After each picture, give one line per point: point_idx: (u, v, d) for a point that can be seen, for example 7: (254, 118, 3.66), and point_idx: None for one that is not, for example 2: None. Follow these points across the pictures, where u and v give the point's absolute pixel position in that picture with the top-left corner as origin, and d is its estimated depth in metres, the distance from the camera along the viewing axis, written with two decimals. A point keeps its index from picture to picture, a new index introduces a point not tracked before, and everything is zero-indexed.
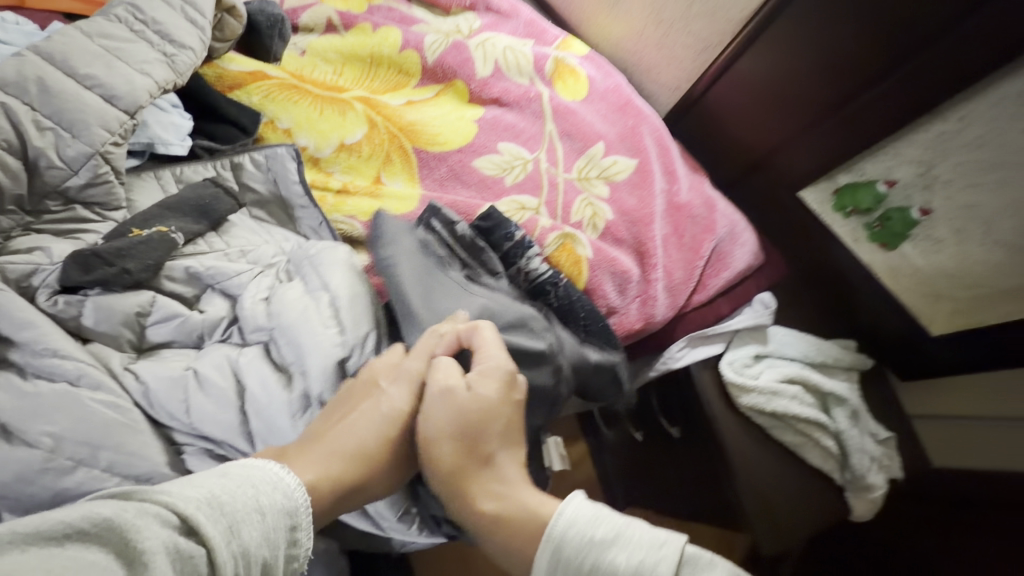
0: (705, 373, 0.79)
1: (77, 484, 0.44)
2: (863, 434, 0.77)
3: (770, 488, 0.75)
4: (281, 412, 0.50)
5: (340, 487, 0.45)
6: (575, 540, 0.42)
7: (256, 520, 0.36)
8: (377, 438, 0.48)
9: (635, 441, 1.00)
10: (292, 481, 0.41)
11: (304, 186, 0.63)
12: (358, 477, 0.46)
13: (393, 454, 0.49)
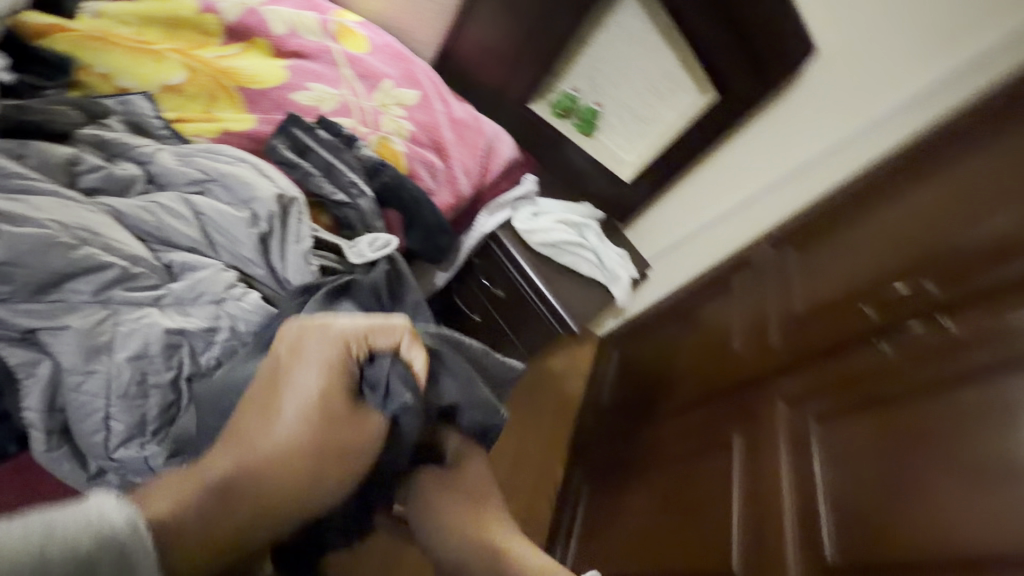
0: (505, 231, 1.12)
1: (84, 257, 0.50)
2: (606, 246, 1.19)
3: (564, 288, 1.13)
4: (238, 224, 0.60)
5: (205, 516, 0.43)
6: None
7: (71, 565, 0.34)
8: (279, 460, 0.48)
9: (476, 320, 1.30)
10: (116, 516, 0.37)
11: (162, 119, 0.74)
12: (240, 499, 0.45)
13: (289, 467, 0.48)
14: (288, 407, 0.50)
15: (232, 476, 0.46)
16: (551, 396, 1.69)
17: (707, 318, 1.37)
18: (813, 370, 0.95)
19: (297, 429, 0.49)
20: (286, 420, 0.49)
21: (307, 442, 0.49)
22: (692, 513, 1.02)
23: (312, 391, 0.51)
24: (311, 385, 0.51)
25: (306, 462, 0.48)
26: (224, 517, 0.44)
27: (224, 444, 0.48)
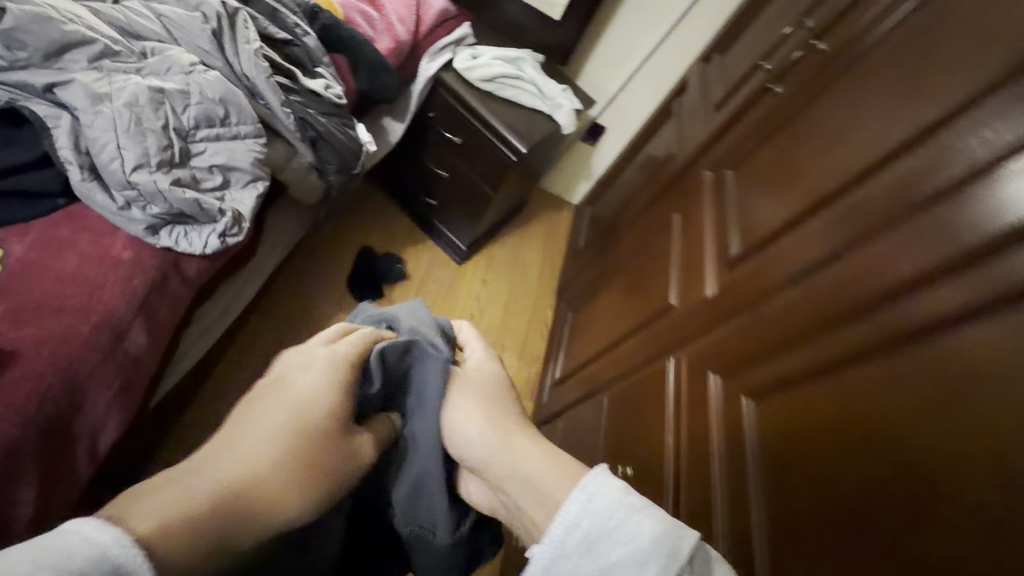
0: (448, 75, 1.27)
1: (74, 30, 0.62)
2: (544, 78, 1.34)
3: (511, 118, 1.27)
4: (193, 21, 0.74)
5: (197, 520, 0.37)
6: (593, 517, 0.45)
7: None
8: (271, 460, 0.44)
9: (445, 174, 1.46)
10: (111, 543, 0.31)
11: None
12: (237, 503, 0.40)
13: (296, 462, 0.45)
14: (277, 409, 0.47)
15: (228, 479, 0.41)
16: (534, 257, 1.84)
17: (656, 144, 1.50)
18: (725, 135, 1.09)
19: (280, 429, 0.46)
20: (279, 424, 0.46)
21: (293, 434, 0.46)
22: (642, 284, 1.19)
23: (309, 392, 0.49)
24: (309, 390, 0.50)
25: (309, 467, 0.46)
26: (230, 522, 0.39)
27: (218, 452, 0.43)
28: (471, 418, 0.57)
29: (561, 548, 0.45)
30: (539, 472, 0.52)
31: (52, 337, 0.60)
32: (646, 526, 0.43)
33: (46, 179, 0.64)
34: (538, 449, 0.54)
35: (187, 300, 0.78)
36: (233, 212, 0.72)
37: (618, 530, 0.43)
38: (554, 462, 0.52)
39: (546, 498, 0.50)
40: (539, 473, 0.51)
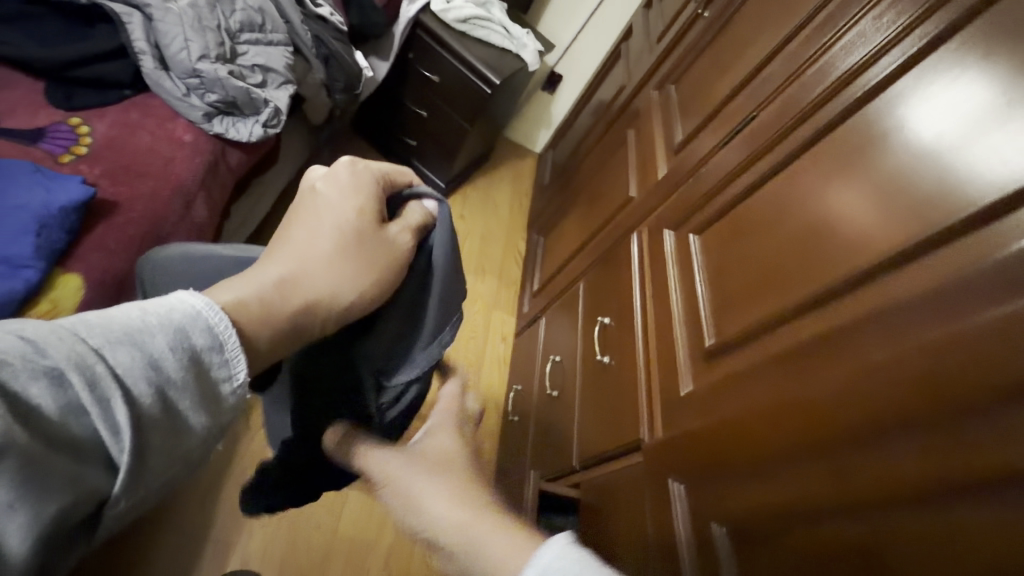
0: (426, 17, 1.44)
1: None
2: (509, 22, 1.55)
3: (484, 55, 1.47)
4: None
5: (262, 304, 0.38)
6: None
7: (180, 354, 0.30)
8: (324, 264, 0.44)
9: (424, 113, 1.61)
10: (201, 309, 0.32)
11: None
12: (299, 294, 0.41)
13: (349, 261, 0.46)
14: (322, 219, 0.47)
15: (284, 279, 0.41)
16: (504, 198, 2.02)
17: (606, 88, 1.71)
18: (665, 62, 1.31)
19: (331, 236, 0.46)
20: (327, 230, 0.46)
21: (342, 241, 0.47)
22: (606, 191, 1.40)
23: (343, 213, 0.48)
24: (344, 205, 0.49)
25: (360, 267, 0.47)
26: (300, 306, 0.41)
27: (272, 253, 0.43)
28: (423, 467, 0.46)
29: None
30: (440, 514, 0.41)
31: (138, 195, 0.72)
32: None
33: (118, 71, 0.77)
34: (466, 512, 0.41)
35: (230, 189, 0.90)
36: (272, 107, 0.87)
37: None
38: (460, 516, 0.41)
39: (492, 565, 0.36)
40: (442, 491, 0.43)
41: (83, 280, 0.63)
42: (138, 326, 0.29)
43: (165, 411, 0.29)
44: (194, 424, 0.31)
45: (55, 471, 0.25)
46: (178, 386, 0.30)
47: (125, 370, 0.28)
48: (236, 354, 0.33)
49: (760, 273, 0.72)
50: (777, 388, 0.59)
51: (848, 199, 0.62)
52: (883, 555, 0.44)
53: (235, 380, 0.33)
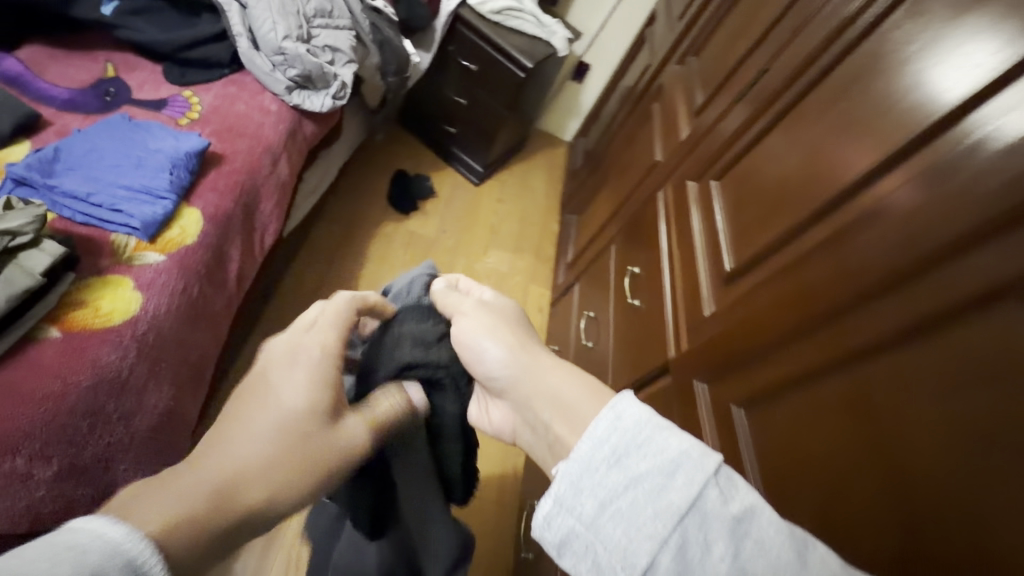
0: (465, 10, 1.60)
1: None
2: (539, 12, 1.70)
3: (517, 42, 1.62)
4: None
5: (221, 514, 0.36)
6: (622, 434, 0.43)
7: None
8: (264, 466, 0.40)
9: (463, 101, 1.76)
10: (129, 550, 0.30)
11: None
12: (248, 504, 0.38)
13: (300, 460, 0.41)
14: (269, 410, 0.42)
15: (227, 486, 0.38)
16: (538, 183, 2.13)
17: (631, 74, 1.80)
18: (686, 38, 1.39)
19: (278, 430, 0.41)
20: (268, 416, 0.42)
21: (292, 433, 0.42)
22: (633, 161, 1.50)
23: (294, 406, 0.43)
24: (301, 386, 0.44)
25: (313, 464, 0.42)
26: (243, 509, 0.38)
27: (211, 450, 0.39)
28: (491, 333, 0.59)
29: (591, 465, 0.43)
30: (567, 386, 0.54)
31: (239, 151, 0.87)
32: (670, 440, 0.42)
33: (221, 53, 0.92)
34: (568, 376, 0.55)
35: (304, 156, 1.05)
36: (340, 81, 1.02)
37: (647, 445, 0.42)
38: (582, 388, 0.53)
39: (571, 413, 0.51)
40: (567, 393, 0.53)
41: (202, 214, 0.78)
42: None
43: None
44: None
45: None
46: None
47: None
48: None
49: (776, 190, 0.81)
50: (796, 281, 0.67)
51: (848, 118, 0.70)
52: (893, 409, 0.50)
53: None
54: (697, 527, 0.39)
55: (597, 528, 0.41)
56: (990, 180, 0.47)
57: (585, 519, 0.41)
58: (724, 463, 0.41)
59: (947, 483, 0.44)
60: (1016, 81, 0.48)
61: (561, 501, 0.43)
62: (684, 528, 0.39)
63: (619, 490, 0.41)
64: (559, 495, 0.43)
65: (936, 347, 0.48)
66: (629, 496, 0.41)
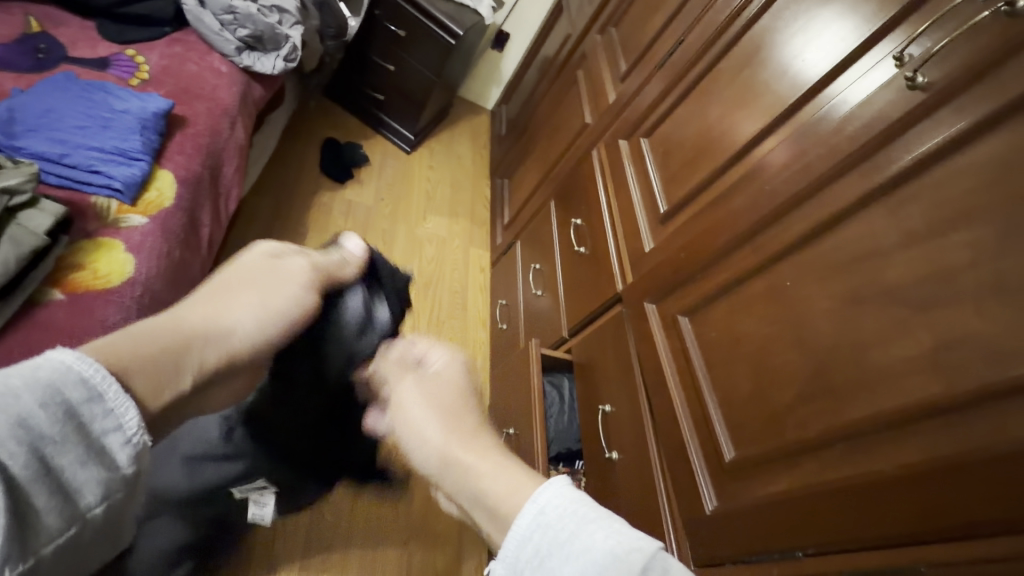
0: None
1: None
2: None
3: (443, 9, 1.65)
4: None
5: (156, 343, 0.43)
6: (545, 530, 0.43)
7: (48, 399, 0.33)
8: (200, 315, 0.49)
9: (391, 68, 1.78)
10: (67, 366, 0.35)
11: None
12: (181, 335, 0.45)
13: (225, 304, 0.52)
14: (225, 275, 0.57)
15: (169, 325, 0.46)
16: (466, 149, 2.19)
17: (550, 43, 1.90)
18: (603, 11, 1.53)
19: (216, 289, 0.54)
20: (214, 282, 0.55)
21: (225, 291, 0.54)
22: (561, 125, 1.63)
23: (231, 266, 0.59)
24: (240, 264, 0.59)
25: (249, 305, 0.53)
26: (186, 350, 0.45)
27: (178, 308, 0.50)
28: (433, 410, 0.57)
29: (518, 567, 0.42)
30: (489, 475, 0.49)
31: (197, 112, 0.86)
32: (599, 536, 0.41)
33: (164, 9, 0.93)
34: (481, 458, 0.51)
35: (254, 120, 1.04)
36: (291, 43, 1.06)
37: (569, 543, 0.41)
38: (491, 472, 0.50)
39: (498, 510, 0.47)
40: (492, 494, 0.48)
41: (174, 176, 0.77)
42: (5, 389, 0.33)
43: (41, 470, 0.33)
44: (88, 476, 0.35)
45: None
46: (58, 444, 0.33)
47: (1, 434, 0.31)
48: (117, 401, 0.37)
49: (697, 141, 0.98)
50: (719, 213, 0.84)
51: (752, 82, 0.88)
52: (796, 296, 0.67)
53: (123, 429, 0.37)
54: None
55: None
56: (855, 123, 0.65)
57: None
58: (661, 547, 0.40)
59: (864, 418, 0.55)
60: (860, 56, 0.68)
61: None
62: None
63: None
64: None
65: (825, 245, 0.65)
66: None
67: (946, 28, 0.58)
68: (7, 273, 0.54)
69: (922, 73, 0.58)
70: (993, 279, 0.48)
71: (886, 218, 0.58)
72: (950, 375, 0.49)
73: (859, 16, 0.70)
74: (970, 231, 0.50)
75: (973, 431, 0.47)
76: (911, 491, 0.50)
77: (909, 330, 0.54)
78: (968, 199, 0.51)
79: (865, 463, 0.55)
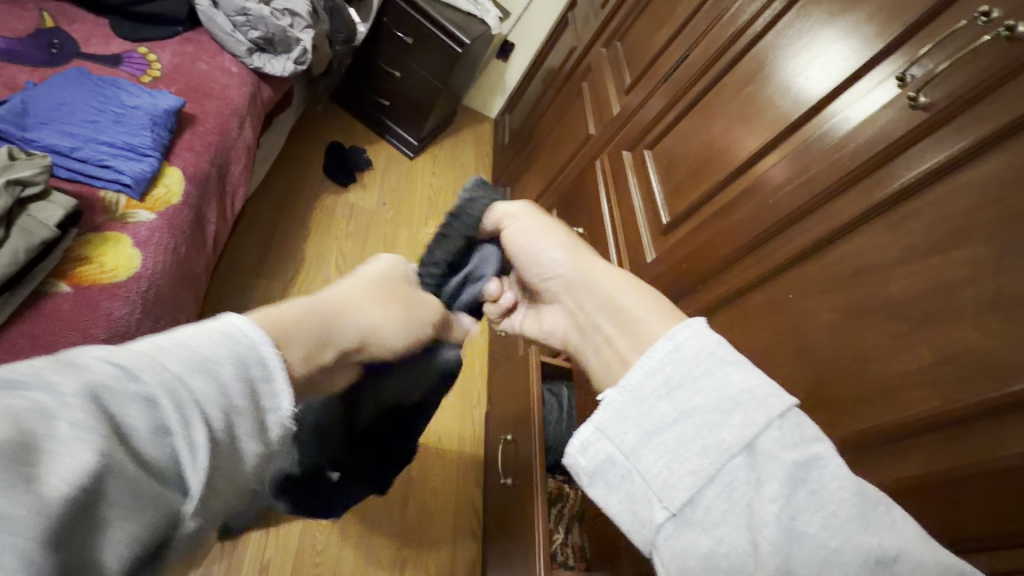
0: None
1: None
2: None
3: (449, 18, 1.67)
4: None
5: (297, 328, 0.37)
6: (680, 365, 0.41)
7: (235, 368, 0.30)
8: (344, 311, 0.45)
9: (397, 75, 1.80)
10: (251, 336, 0.32)
11: None
12: (316, 328, 0.39)
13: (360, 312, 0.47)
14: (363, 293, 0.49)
15: (319, 314, 0.41)
16: (469, 157, 2.20)
17: (555, 55, 1.93)
18: (608, 26, 1.56)
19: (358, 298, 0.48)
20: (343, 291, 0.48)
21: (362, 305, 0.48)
22: (564, 136, 1.65)
23: (369, 288, 0.51)
24: (375, 289, 0.51)
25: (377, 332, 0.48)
26: (333, 339, 0.41)
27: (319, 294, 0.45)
28: (540, 237, 0.59)
29: (642, 397, 0.40)
30: (652, 320, 0.47)
31: (207, 111, 0.86)
32: (737, 375, 0.39)
33: (178, 10, 0.94)
34: (655, 312, 0.48)
35: (262, 121, 1.05)
36: (302, 46, 1.07)
37: (704, 381, 0.40)
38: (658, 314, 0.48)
39: (640, 328, 0.47)
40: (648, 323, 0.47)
41: (183, 173, 0.77)
42: (212, 354, 0.30)
43: (231, 440, 0.29)
44: (252, 455, 0.30)
45: (152, 504, 0.24)
46: (245, 415, 0.30)
47: (206, 397, 0.28)
48: (285, 386, 0.33)
49: (701, 153, 0.99)
50: (721, 224, 0.86)
51: (756, 98, 0.89)
52: (796, 308, 0.68)
53: (282, 411, 0.32)
54: (749, 468, 0.35)
55: (638, 457, 0.39)
56: (856, 140, 0.66)
57: (627, 446, 0.40)
58: (794, 406, 0.38)
59: (861, 430, 0.56)
60: (861, 77, 0.70)
61: (624, 410, 0.40)
62: (734, 465, 0.36)
63: (667, 424, 0.39)
64: (602, 420, 0.41)
65: (827, 259, 0.66)
66: (677, 429, 0.38)
67: (947, 51, 0.59)
68: (16, 264, 0.54)
69: (924, 93, 0.60)
70: (992, 294, 0.49)
71: (887, 234, 0.59)
72: (949, 389, 0.50)
73: (860, 36, 0.71)
74: (969, 246, 0.51)
75: (971, 444, 0.47)
76: (913, 504, 0.51)
77: (906, 343, 0.54)
78: (968, 217, 0.52)
79: (865, 476, 0.55)
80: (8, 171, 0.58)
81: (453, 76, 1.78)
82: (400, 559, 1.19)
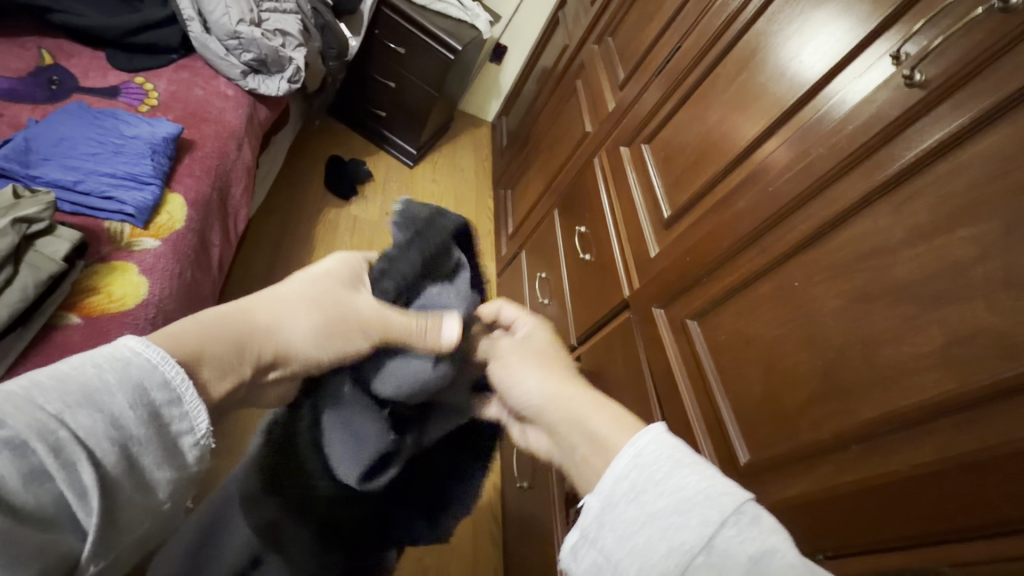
0: None
1: None
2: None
3: (440, 24, 1.68)
4: None
5: (199, 343, 0.39)
6: (642, 470, 0.40)
7: (122, 400, 0.32)
8: (278, 319, 0.44)
9: (392, 86, 1.81)
10: (151, 356, 0.35)
11: None
12: (221, 343, 0.40)
13: (293, 323, 0.45)
14: (313, 298, 0.47)
15: (243, 327, 0.42)
16: (468, 162, 2.21)
17: (548, 55, 1.93)
18: (599, 22, 1.56)
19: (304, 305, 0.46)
20: (294, 295, 0.46)
21: (306, 311, 0.46)
22: (561, 135, 1.65)
23: (325, 292, 0.47)
24: (330, 296, 0.47)
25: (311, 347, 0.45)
26: (248, 354, 0.42)
27: (267, 295, 0.45)
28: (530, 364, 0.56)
29: (612, 500, 0.40)
30: (597, 418, 0.48)
31: (205, 135, 0.88)
32: (695, 480, 0.39)
33: (172, 38, 0.97)
34: (602, 407, 0.50)
35: (260, 140, 1.06)
36: (294, 65, 1.08)
37: (664, 483, 0.39)
38: (605, 415, 0.48)
39: (608, 442, 0.45)
40: (599, 424, 0.48)
41: (184, 199, 0.78)
42: (100, 387, 0.32)
43: (129, 469, 0.32)
44: (157, 477, 0.34)
45: (33, 546, 0.28)
46: (142, 442, 0.33)
47: (93, 434, 0.31)
48: (195, 405, 0.36)
49: (700, 144, 0.98)
50: (723, 215, 0.85)
51: (751, 85, 0.88)
52: (803, 296, 0.68)
53: (195, 431, 0.36)
54: (711, 568, 0.35)
55: (615, 561, 0.38)
56: (854, 122, 0.65)
57: (607, 552, 0.39)
58: (749, 498, 0.37)
59: (876, 416, 0.55)
60: (854, 58, 0.69)
61: (598, 519, 0.40)
62: (697, 567, 0.35)
63: (635, 527, 0.38)
64: (583, 526, 0.41)
65: (832, 244, 0.65)
66: (645, 532, 0.38)
67: (942, 25, 0.58)
68: (25, 299, 0.55)
69: (920, 70, 0.59)
70: (1002, 271, 0.48)
71: (891, 215, 0.58)
72: (964, 370, 0.49)
73: (853, 16, 0.70)
74: (975, 225, 0.50)
75: (989, 426, 0.46)
76: (931, 488, 0.49)
77: (919, 326, 0.53)
78: (972, 193, 0.51)
79: (882, 463, 0.54)
80: (14, 210, 0.59)
81: (447, 83, 1.78)
82: (421, 566, 1.20)
